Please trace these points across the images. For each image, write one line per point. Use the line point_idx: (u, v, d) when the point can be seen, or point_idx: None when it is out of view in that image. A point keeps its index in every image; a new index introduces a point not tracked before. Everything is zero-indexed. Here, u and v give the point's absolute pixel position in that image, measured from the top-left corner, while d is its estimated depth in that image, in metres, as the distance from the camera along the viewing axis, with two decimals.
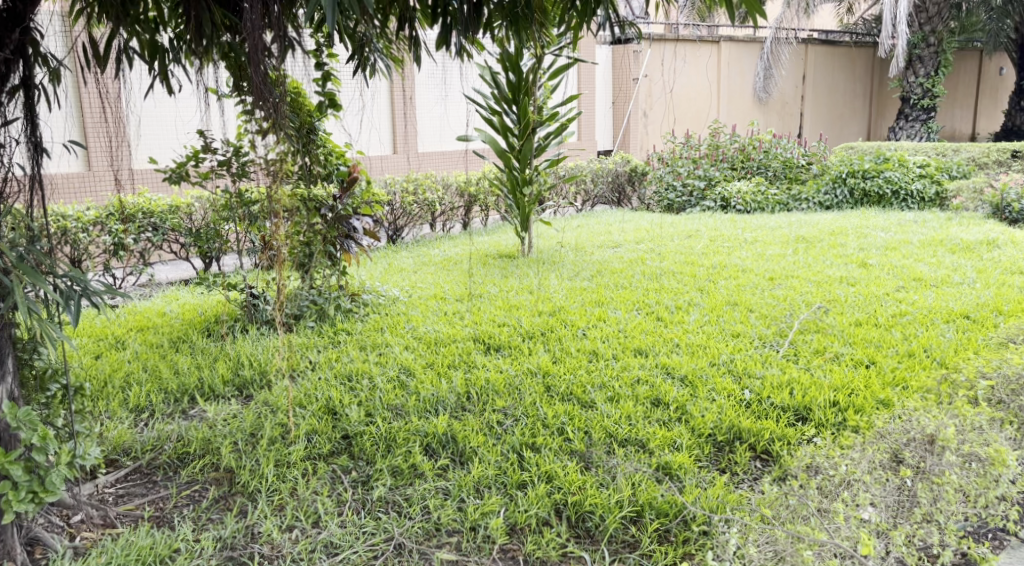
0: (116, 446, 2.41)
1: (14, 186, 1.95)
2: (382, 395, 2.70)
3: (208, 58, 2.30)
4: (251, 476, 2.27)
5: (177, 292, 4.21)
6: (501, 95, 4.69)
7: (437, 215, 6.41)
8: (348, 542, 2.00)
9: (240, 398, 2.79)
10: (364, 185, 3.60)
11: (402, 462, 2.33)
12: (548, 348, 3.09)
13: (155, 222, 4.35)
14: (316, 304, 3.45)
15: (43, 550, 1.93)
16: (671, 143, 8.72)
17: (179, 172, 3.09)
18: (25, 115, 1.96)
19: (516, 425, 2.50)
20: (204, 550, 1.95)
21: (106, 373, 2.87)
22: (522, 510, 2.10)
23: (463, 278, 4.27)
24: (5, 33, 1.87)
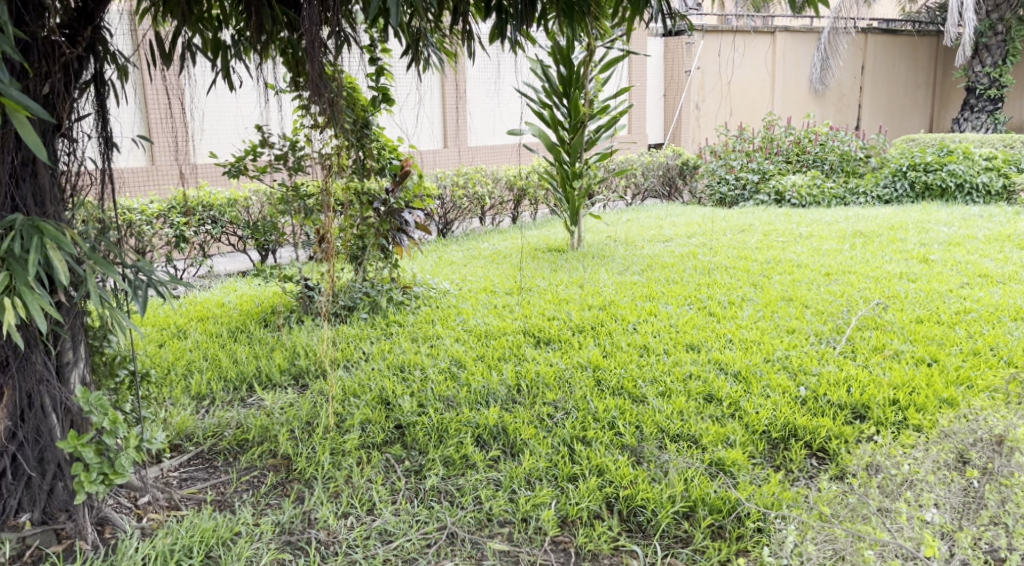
0: (179, 431, 2.48)
1: (87, 180, 2.03)
2: (434, 386, 2.73)
3: (268, 54, 2.35)
4: (308, 463, 2.32)
5: (235, 283, 4.33)
6: (552, 89, 4.69)
7: (487, 208, 6.46)
8: (402, 530, 2.03)
9: (297, 387, 2.86)
10: (416, 180, 3.63)
11: (454, 453, 2.35)
12: (598, 342, 3.08)
13: (214, 216, 4.48)
14: (368, 297, 3.52)
15: (112, 530, 2.01)
16: (724, 136, 8.61)
17: (237, 166, 3.17)
18: (95, 110, 2.03)
19: (567, 418, 2.50)
20: (264, 534, 2.01)
21: (169, 361, 2.97)
22: (573, 502, 2.10)
23: (513, 272, 4.29)
24: (79, 31, 1.92)
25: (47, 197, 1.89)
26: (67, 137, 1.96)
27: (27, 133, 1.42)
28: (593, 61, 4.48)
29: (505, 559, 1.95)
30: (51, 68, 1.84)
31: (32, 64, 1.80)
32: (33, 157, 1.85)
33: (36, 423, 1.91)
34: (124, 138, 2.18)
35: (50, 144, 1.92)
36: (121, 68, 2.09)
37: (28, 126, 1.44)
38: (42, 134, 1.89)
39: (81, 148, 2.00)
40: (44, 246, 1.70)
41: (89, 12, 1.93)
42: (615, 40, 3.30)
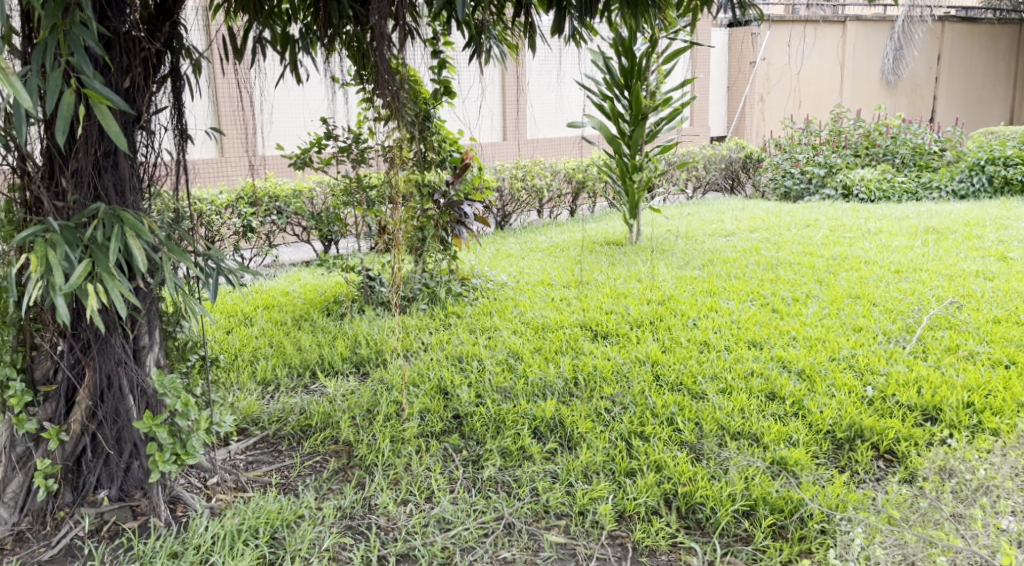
0: (246, 416, 2.57)
1: (163, 171, 2.10)
2: (492, 377, 2.75)
3: (334, 48, 2.39)
4: (368, 450, 2.37)
5: (299, 272, 4.44)
6: (613, 81, 4.66)
7: (545, 201, 6.48)
8: (460, 519, 2.05)
9: (358, 374, 2.92)
10: (476, 171, 3.68)
11: (511, 444, 2.37)
12: (657, 336, 3.06)
13: (280, 206, 4.60)
14: (427, 288, 3.57)
15: (184, 508, 2.09)
16: (789, 129, 8.40)
17: (303, 158, 3.25)
18: (172, 103, 2.10)
19: (624, 412, 2.49)
20: (326, 518, 2.06)
21: (236, 347, 3.06)
22: (631, 498, 2.10)
23: (570, 265, 4.28)
24: (157, 27, 1.99)
25: (126, 187, 1.96)
26: (146, 130, 2.03)
27: (108, 123, 1.52)
28: (655, 53, 4.44)
29: (563, 552, 1.96)
30: (131, 63, 1.90)
31: (114, 58, 1.87)
32: (115, 148, 1.93)
33: (115, 404, 1.99)
34: (198, 131, 2.24)
35: (130, 136, 2.00)
36: (196, 62, 2.16)
37: (110, 116, 1.54)
38: (122, 125, 1.96)
39: (159, 141, 2.07)
40: (124, 235, 1.77)
41: (167, 8, 1.99)
42: (679, 31, 3.25)
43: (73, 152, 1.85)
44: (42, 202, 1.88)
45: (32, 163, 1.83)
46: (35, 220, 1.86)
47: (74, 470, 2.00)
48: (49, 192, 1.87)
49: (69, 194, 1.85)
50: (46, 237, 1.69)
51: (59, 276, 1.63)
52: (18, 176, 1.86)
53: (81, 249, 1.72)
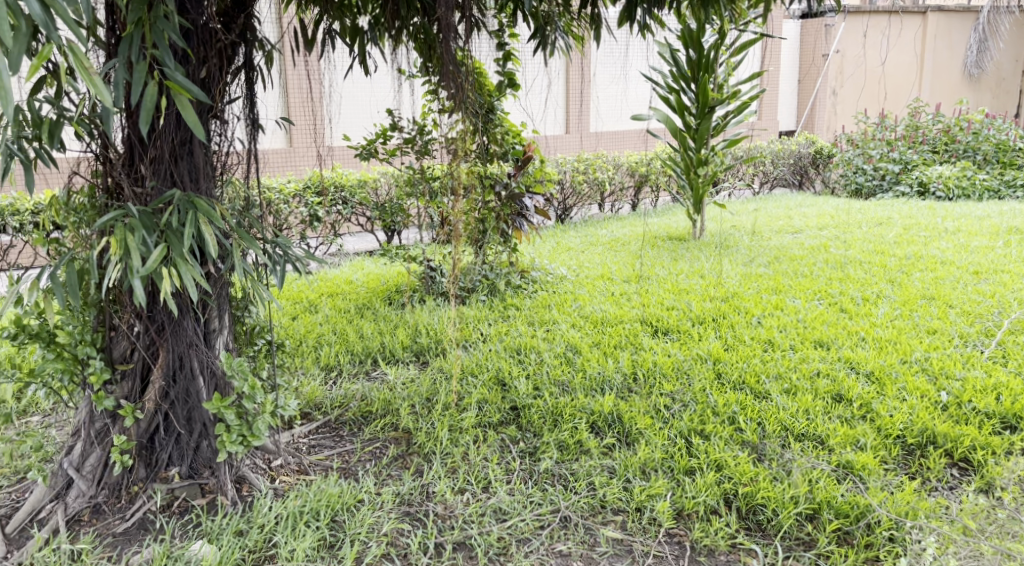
0: (310, 400, 2.62)
1: (235, 159, 2.16)
2: (550, 370, 2.75)
3: (401, 40, 2.41)
4: (427, 438, 2.39)
5: (363, 261, 4.52)
6: (680, 74, 4.60)
7: (607, 195, 6.46)
8: (516, 510, 2.06)
9: (418, 363, 2.96)
10: (538, 164, 3.67)
11: (569, 438, 2.36)
12: (720, 334, 3.00)
13: (345, 196, 4.69)
14: (487, 279, 3.61)
15: (249, 488, 2.15)
16: (862, 123, 8.13)
17: (368, 149, 3.30)
18: (245, 93, 2.15)
19: (684, 410, 2.45)
20: (385, 504, 2.09)
21: (301, 333, 3.14)
22: (690, 496, 2.07)
23: (631, 260, 4.25)
24: (233, 19, 2.04)
25: (201, 174, 2.02)
26: (219, 119, 2.10)
27: (186, 112, 1.56)
28: (724, 45, 4.35)
29: (619, 547, 1.95)
30: (208, 54, 1.96)
31: (192, 49, 1.93)
32: (191, 137, 2.00)
33: (186, 385, 2.06)
34: (269, 121, 2.29)
35: (204, 125, 2.06)
36: (268, 54, 2.20)
37: (188, 106, 1.58)
38: (198, 115, 2.03)
39: (232, 130, 2.13)
40: (198, 221, 1.82)
41: (242, 0, 2.04)
42: (751, 23, 3.17)
43: (152, 140, 1.93)
44: (122, 188, 1.96)
45: (114, 151, 1.92)
46: (116, 205, 1.94)
47: (148, 447, 2.07)
48: (128, 178, 1.95)
49: (147, 181, 1.93)
50: (126, 221, 1.75)
51: (137, 259, 1.69)
52: (100, 163, 1.94)
53: (158, 234, 1.78)
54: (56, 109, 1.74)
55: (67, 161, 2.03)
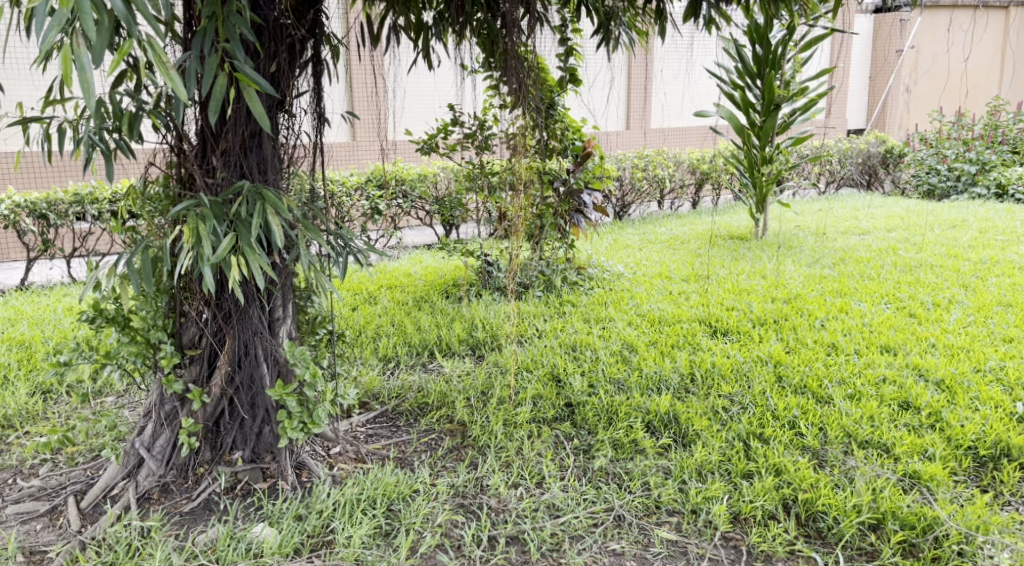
0: (368, 390, 2.67)
1: (302, 152, 2.20)
2: (606, 367, 2.73)
3: (464, 35, 2.42)
4: (482, 431, 2.41)
5: (421, 255, 4.57)
6: (745, 70, 4.53)
7: (667, 192, 6.39)
8: (570, 507, 2.05)
9: (474, 357, 2.98)
10: (598, 160, 3.65)
11: (624, 436, 2.34)
12: (781, 336, 2.94)
13: (405, 190, 4.76)
14: (544, 275, 3.62)
15: (308, 474, 2.20)
16: (937, 122, 7.83)
17: (430, 143, 3.34)
18: (312, 87, 2.18)
19: (743, 413, 2.41)
20: (440, 495, 2.11)
21: (361, 323, 3.19)
22: (747, 500, 2.04)
23: (690, 258, 4.19)
24: (302, 14, 2.07)
25: (269, 166, 2.07)
26: (287, 113, 2.14)
27: (253, 103, 1.58)
28: (792, 41, 4.26)
29: (673, 549, 1.93)
30: (277, 48, 2.01)
31: (263, 44, 1.98)
32: (260, 130, 2.05)
33: (250, 371, 2.12)
34: (335, 115, 2.32)
35: (273, 119, 2.11)
36: (335, 49, 2.23)
37: (256, 98, 1.60)
38: (267, 108, 2.08)
39: (299, 123, 2.17)
40: (265, 212, 1.86)
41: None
42: (821, 18, 3.09)
43: (224, 133, 1.98)
44: (195, 179, 2.02)
45: (188, 143, 1.98)
46: (188, 195, 2.00)
47: (213, 430, 2.14)
48: (201, 169, 2.01)
49: (218, 172, 1.98)
50: (198, 211, 1.81)
51: (208, 248, 1.74)
52: (175, 155, 2.01)
53: (227, 224, 1.83)
54: (135, 102, 1.79)
55: (145, 153, 2.10)
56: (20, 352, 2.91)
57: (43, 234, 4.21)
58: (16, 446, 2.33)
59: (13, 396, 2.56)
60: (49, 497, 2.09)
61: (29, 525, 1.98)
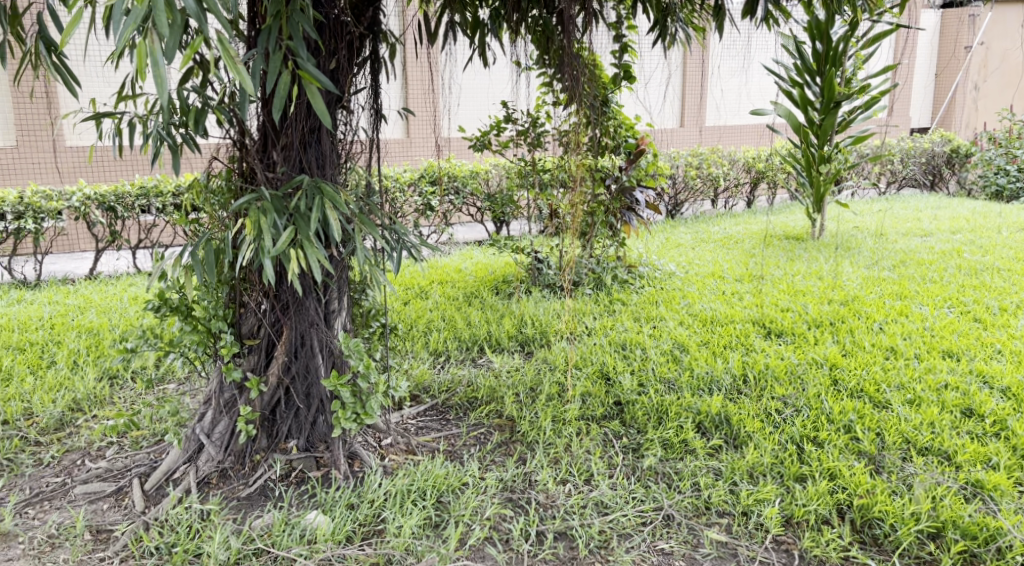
0: (419, 384, 2.71)
1: (359, 148, 2.23)
2: (656, 367, 2.71)
3: (520, 32, 2.43)
4: (530, 427, 2.42)
5: (472, 251, 4.61)
6: (805, 67, 4.45)
7: (721, 191, 6.32)
8: (618, 505, 2.05)
9: (523, 353, 2.99)
10: (651, 158, 3.64)
11: (674, 436, 2.33)
12: (838, 338, 2.88)
13: (457, 186, 4.80)
14: (594, 273, 3.62)
15: (360, 464, 2.23)
16: (1006, 121, 7.53)
17: (482, 140, 3.40)
18: (370, 84, 2.21)
19: (797, 415, 2.37)
20: (489, 488, 2.13)
21: (412, 318, 3.24)
22: (800, 504, 2.01)
23: (744, 258, 4.13)
24: (362, 12, 2.10)
25: (327, 162, 2.11)
26: (345, 109, 2.17)
27: (315, 100, 1.60)
28: (854, 37, 4.18)
29: (723, 550, 1.91)
30: (337, 46, 2.05)
31: (323, 41, 2.02)
32: (319, 125, 2.09)
33: (306, 361, 2.17)
34: (391, 111, 2.35)
35: (332, 115, 2.15)
36: (393, 46, 2.26)
37: (318, 95, 1.62)
38: (327, 104, 2.12)
39: (356, 119, 2.20)
40: (324, 206, 1.89)
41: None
42: (886, 12, 3.01)
43: (285, 128, 2.03)
44: (256, 173, 2.07)
45: (250, 137, 2.03)
46: (250, 189, 2.06)
47: (270, 418, 2.19)
48: (262, 164, 2.06)
49: (279, 167, 2.03)
50: (259, 204, 1.86)
51: (268, 240, 1.79)
52: (237, 150, 2.06)
53: (287, 217, 1.88)
54: (202, 98, 1.86)
55: (209, 147, 2.16)
56: (89, 338, 3.03)
57: (112, 225, 4.35)
58: (85, 428, 2.43)
59: (82, 381, 2.66)
60: (115, 478, 2.17)
61: (96, 504, 2.06)
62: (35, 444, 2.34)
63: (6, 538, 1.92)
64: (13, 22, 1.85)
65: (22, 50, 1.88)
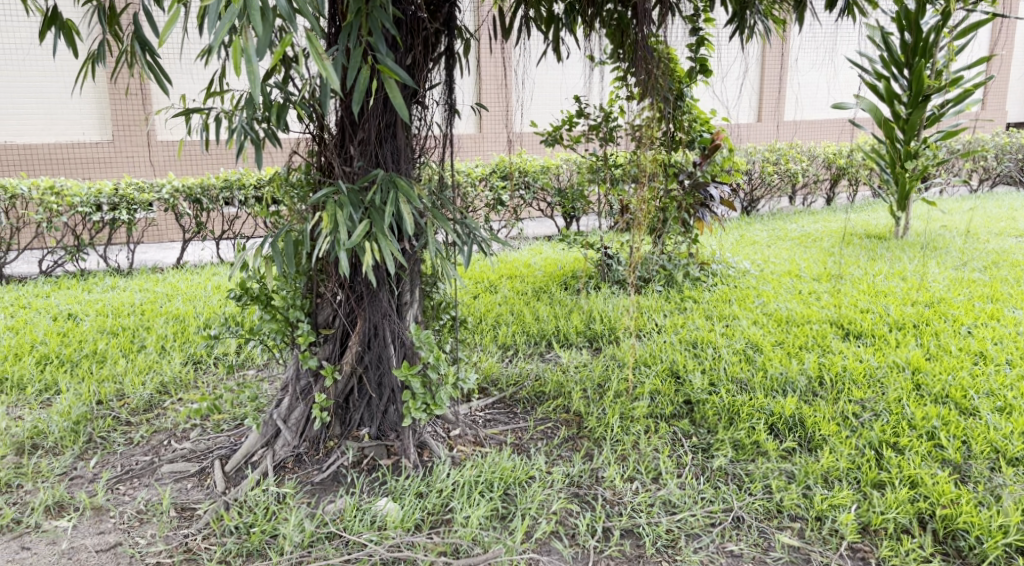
0: (487, 376, 2.73)
1: (433, 143, 2.25)
2: (728, 366, 2.66)
3: (594, 27, 2.42)
4: (598, 423, 2.41)
5: (542, 246, 4.62)
6: (892, 59, 4.29)
7: (799, 187, 6.16)
8: (687, 504, 2.02)
9: (591, 348, 2.99)
10: (726, 153, 3.57)
11: (745, 437, 2.28)
12: (922, 341, 2.76)
13: (528, 181, 4.82)
14: (665, 270, 3.59)
15: (429, 454, 2.27)
16: None
17: (554, 136, 3.45)
18: (445, 80, 2.23)
19: (876, 420, 2.29)
20: (555, 483, 2.13)
21: (482, 311, 3.27)
22: (878, 511, 1.94)
23: (823, 256, 4.01)
24: (438, 7, 2.12)
25: (402, 156, 2.15)
26: (420, 104, 2.20)
27: (392, 93, 1.61)
28: (946, 27, 4.00)
29: (796, 555, 1.86)
30: (414, 41, 2.08)
31: (401, 37, 2.06)
32: (395, 120, 2.12)
33: (379, 352, 2.21)
34: (465, 107, 2.37)
35: (407, 110, 2.18)
36: (468, 42, 2.28)
37: (395, 88, 1.62)
38: (402, 99, 2.15)
39: (431, 115, 2.23)
40: (398, 200, 1.92)
41: None
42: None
43: (362, 122, 2.07)
44: (334, 167, 2.13)
45: (328, 132, 2.08)
46: (327, 183, 2.11)
47: (343, 407, 2.26)
48: (340, 159, 2.11)
49: (356, 161, 2.08)
50: (336, 197, 1.90)
51: (344, 233, 1.83)
52: (316, 144, 2.12)
53: (362, 210, 1.91)
54: (283, 93, 1.92)
55: (289, 142, 2.23)
56: (175, 324, 3.18)
57: (197, 217, 4.55)
58: (171, 410, 2.55)
59: (169, 365, 2.80)
60: (198, 459, 2.27)
61: (181, 483, 2.16)
62: (126, 424, 2.47)
63: (99, 512, 2.03)
64: (111, 22, 1.94)
65: (119, 48, 1.97)
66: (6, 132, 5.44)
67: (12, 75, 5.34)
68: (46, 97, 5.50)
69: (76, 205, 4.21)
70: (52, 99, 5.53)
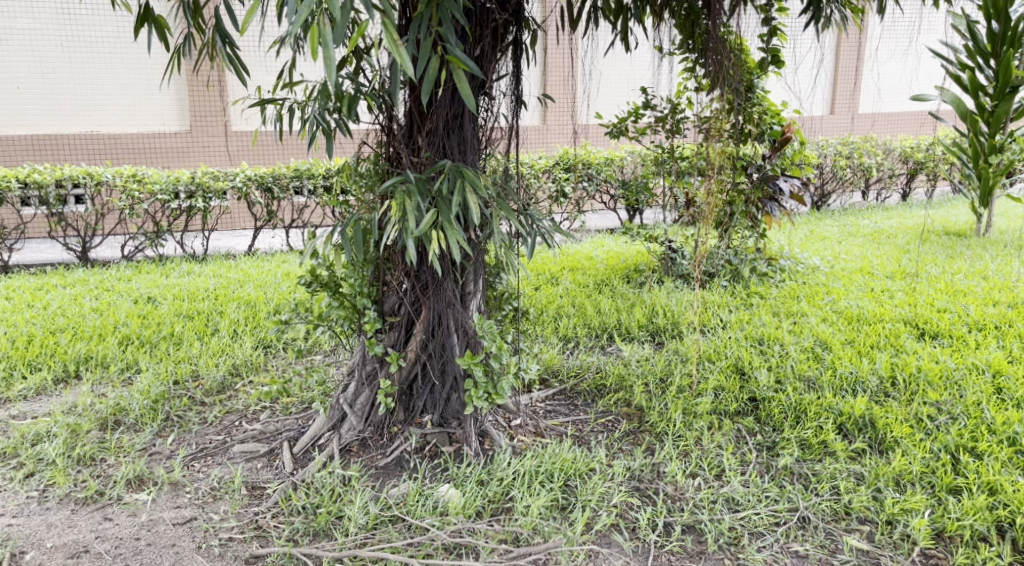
0: (549, 367, 2.74)
1: (498, 135, 2.26)
2: (796, 364, 2.59)
3: (663, 18, 2.38)
4: (659, 418, 2.38)
5: (604, 239, 4.59)
6: (977, 48, 4.12)
7: (872, 182, 5.98)
8: (750, 503, 1.99)
9: (653, 343, 2.96)
10: (797, 146, 3.49)
11: (813, 437, 2.23)
12: (1004, 343, 2.65)
13: (591, 173, 4.81)
14: (731, 265, 3.53)
15: (491, 443, 2.28)
16: None
17: (619, 127, 3.42)
18: (512, 71, 2.23)
19: (952, 423, 2.20)
20: (616, 476, 2.11)
21: (543, 303, 3.28)
22: (954, 517, 1.88)
23: (897, 254, 3.87)
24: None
25: (468, 147, 2.16)
26: (488, 95, 2.21)
27: (461, 84, 1.60)
28: None
29: (864, 558, 1.82)
30: (483, 33, 2.10)
31: (470, 28, 2.07)
32: (463, 111, 2.14)
33: (442, 340, 2.24)
34: (531, 98, 2.37)
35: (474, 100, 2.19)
36: (536, 33, 2.27)
37: (464, 78, 1.61)
38: (470, 90, 2.16)
39: (497, 105, 2.23)
40: (464, 189, 1.93)
41: None
42: None
43: (430, 113, 2.09)
44: (402, 157, 2.16)
45: (397, 123, 2.11)
46: (396, 172, 2.15)
47: (407, 393, 2.29)
48: (408, 149, 2.14)
49: (423, 151, 2.11)
50: (404, 187, 1.92)
51: (411, 222, 1.85)
52: (385, 135, 2.16)
53: (430, 200, 1.93)
54: (355, 85, 1.95)
55: (359, 132, 2.27)
56: (247, 309, 3.28)
57: (268, 205, 4.67)
58: (243, 392, 2.64)
59: (241, 348, 2.89)
60: (268, 440, 2.34)
61: (251, 463, 2.24)
62: (200, 404, 2.57)
63: (176, 487, 2.12)
64: (195, 15, 2.01)
65: (202, 40, 2.04)
66: (93, 122, 5.71)
67: (99, 67, 5.61)
68: (130, 88, 5.75)
69: (156, 192, 4.38)
70: (134, 90, 5.77)
